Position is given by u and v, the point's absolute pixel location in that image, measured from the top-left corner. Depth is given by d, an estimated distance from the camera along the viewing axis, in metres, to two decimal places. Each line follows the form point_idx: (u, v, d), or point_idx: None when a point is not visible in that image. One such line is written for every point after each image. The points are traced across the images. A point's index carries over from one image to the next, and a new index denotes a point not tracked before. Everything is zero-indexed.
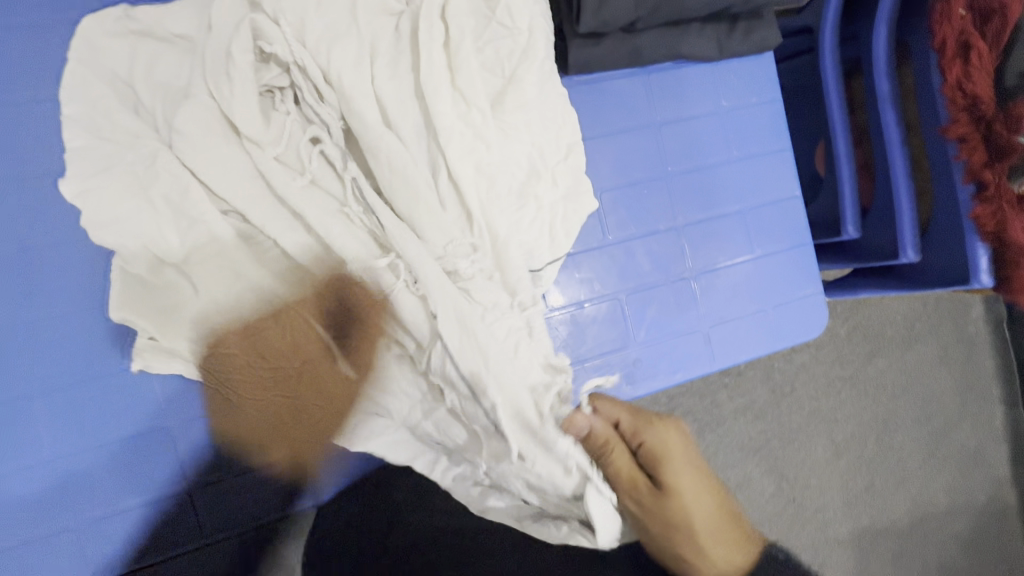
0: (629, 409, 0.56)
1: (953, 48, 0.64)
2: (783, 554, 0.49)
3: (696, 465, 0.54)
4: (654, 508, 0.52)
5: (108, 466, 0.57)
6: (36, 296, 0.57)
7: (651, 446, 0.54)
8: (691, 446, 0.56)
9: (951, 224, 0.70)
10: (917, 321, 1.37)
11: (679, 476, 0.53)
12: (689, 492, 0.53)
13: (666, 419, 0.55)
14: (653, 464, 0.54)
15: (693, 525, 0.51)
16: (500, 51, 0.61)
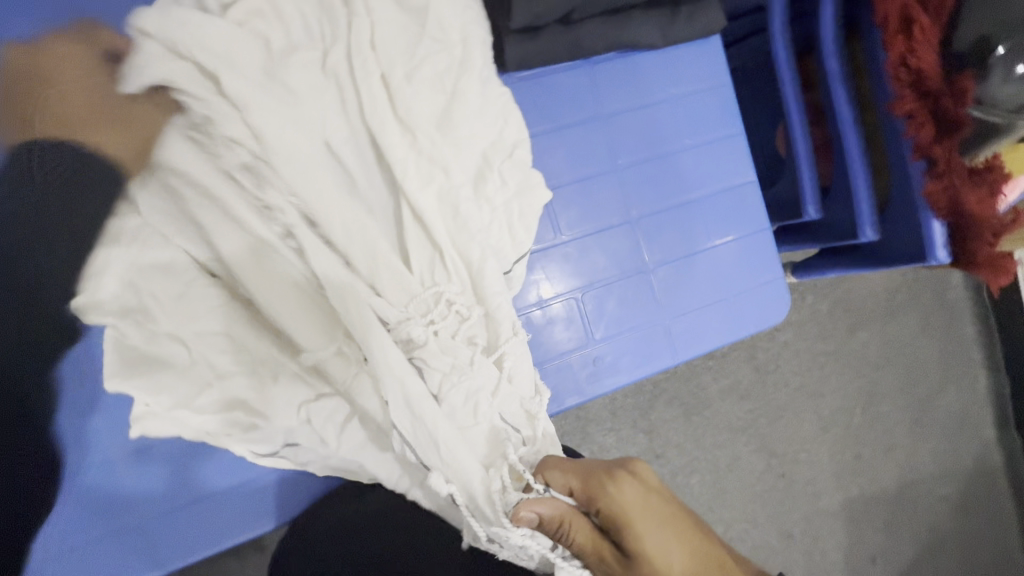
0: (580, 468, 0.46)
1: (895, 23, 0.63)
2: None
3: (670, 521, 0.42)
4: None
5: (53, 503, 0.55)
6: None
7: (608, 512, 0.43)
8: (661, 495, 0.43)
9: (905, 200, 0.70)
10: (896, 292, 1.37)
11: (649, 541, 0.41)
12: (666, 565, 0.41)
13: (621, 475, 0.44)
14: (618, 534, 0.43)
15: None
16: (436, 68, 0.59)
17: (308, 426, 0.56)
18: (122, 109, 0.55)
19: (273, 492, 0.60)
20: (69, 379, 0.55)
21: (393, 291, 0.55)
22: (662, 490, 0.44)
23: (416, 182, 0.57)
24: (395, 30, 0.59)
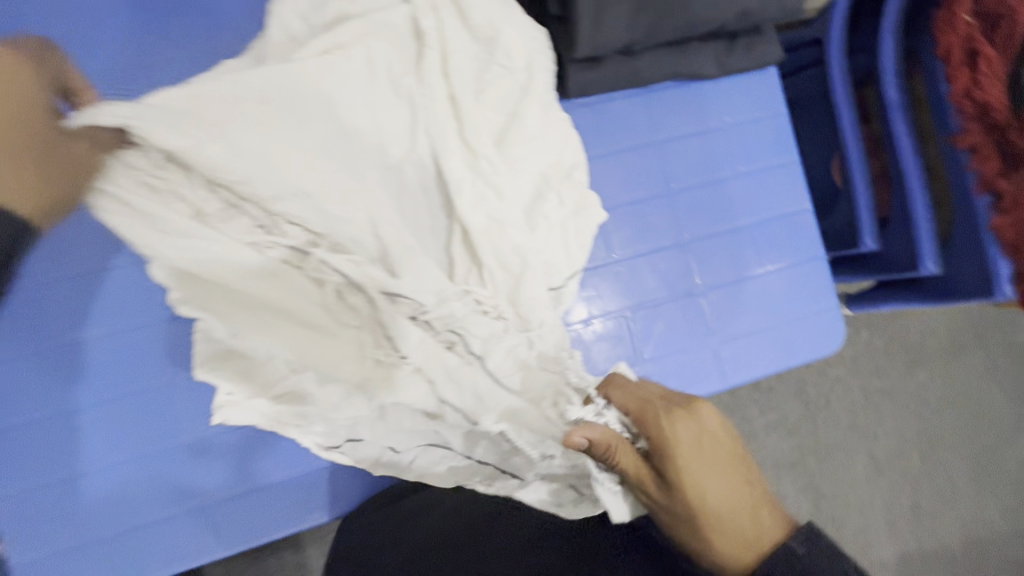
0: (636, 397, 0.51)
1: (960, 56, 0.63)
2: (801, 549, 0.41)
3: (713, 454, 0.47)
4: (664, 503, 0.46)
5: (127, 484, 0.59)
6: (62, 324, 0.60)
7: (656, 439, 0.48)
8: (711, 434, 0.47)
9: (969, 233, 0.68)
10: (961, 332, 1.31)
11: (690, 467, 0.46)
12: (702, 489, 0.45)
13: (677, 408, 0.48)
14: (662, 458, 0.47)
15: (710, 518, 0.45)
16: (501, 91, 0.62)
17: (362, 425, 0.59)
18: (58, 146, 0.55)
19: (324, 488, 0.63)
20: (168, 361, 0.61)
21: (451, 296, 0.57)
22: (714, 431, 0.47)
23: (476, 201, 0.59)
24: (467, 56, 0.62)
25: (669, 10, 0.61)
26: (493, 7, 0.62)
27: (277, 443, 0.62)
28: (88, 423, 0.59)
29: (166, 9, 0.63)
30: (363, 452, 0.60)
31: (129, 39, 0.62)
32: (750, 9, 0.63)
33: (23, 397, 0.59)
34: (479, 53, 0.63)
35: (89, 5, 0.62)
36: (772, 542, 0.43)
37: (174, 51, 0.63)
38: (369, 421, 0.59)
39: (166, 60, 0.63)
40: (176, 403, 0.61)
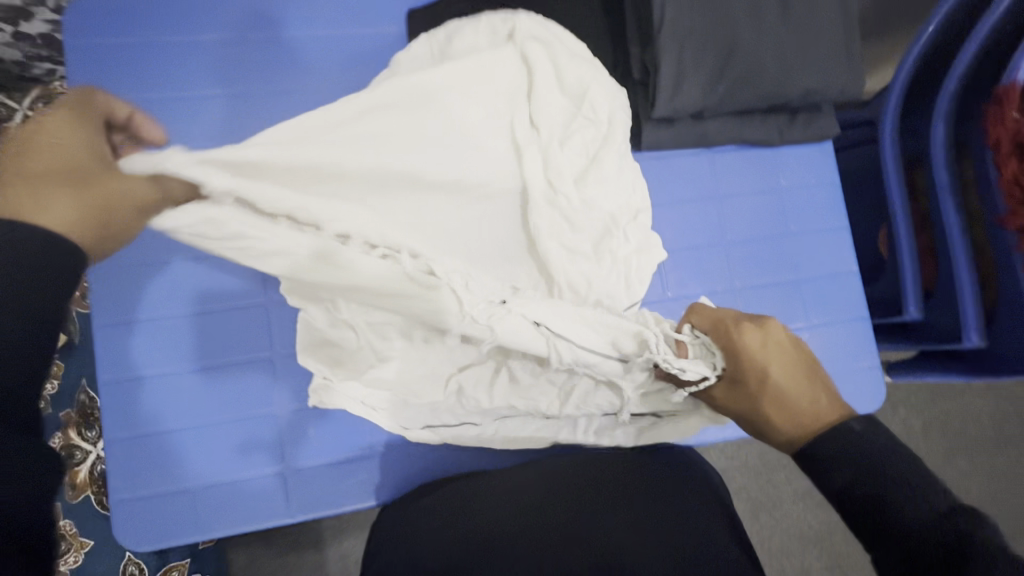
0: (710, 318, 0.57)
1: (1008, 146, 0.69)
2: (857, 427, 0.45)
3: (780, 352, 0.53)
4: (736, 397, 0.54)
5: (222, 442, 0.68)
6: (184, 297, 0.70)
7: (728, 346, 0.54)
8: (773, 335, 0.53)
9: (1015, 311, 0.72)
10: (1007, 422, 1.28)
11: (757, 362, 0.52)
12: (761, 380, 0.52)
13: (741, 318, 0.55)
14: (728, 357, 0.54)
15: (775, 401, 0.50)
16: (584, 138, 0.68)
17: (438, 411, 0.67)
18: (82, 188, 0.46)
19: (381, 473, 0.69)
20: (270, 340, 0.70)
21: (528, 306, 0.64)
22: (775, 333, 0.53)
23: (550, 231, 0.66)
24: (557, 108, 0.69)
25: (741, 86, 0.70)
26: (585, 69, 0.69)
27: (350, 423, 0.70)
28: (194, 386, 0.68)
29: (308, 46, 0.76)
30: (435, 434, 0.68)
31: (278, 69, 0.75)
32: (814, 90, 0.70)
33: (144, 356, 0.68)
34: (562, 106, 0.69)
35: (250, 38, 0.75)
36: (834, 416, 0.48)
37: (312, 82, 0.75)
38: (439, 415, 0.67)
39: (304, 89, 0.75)
40: (273, 376, 0.70)
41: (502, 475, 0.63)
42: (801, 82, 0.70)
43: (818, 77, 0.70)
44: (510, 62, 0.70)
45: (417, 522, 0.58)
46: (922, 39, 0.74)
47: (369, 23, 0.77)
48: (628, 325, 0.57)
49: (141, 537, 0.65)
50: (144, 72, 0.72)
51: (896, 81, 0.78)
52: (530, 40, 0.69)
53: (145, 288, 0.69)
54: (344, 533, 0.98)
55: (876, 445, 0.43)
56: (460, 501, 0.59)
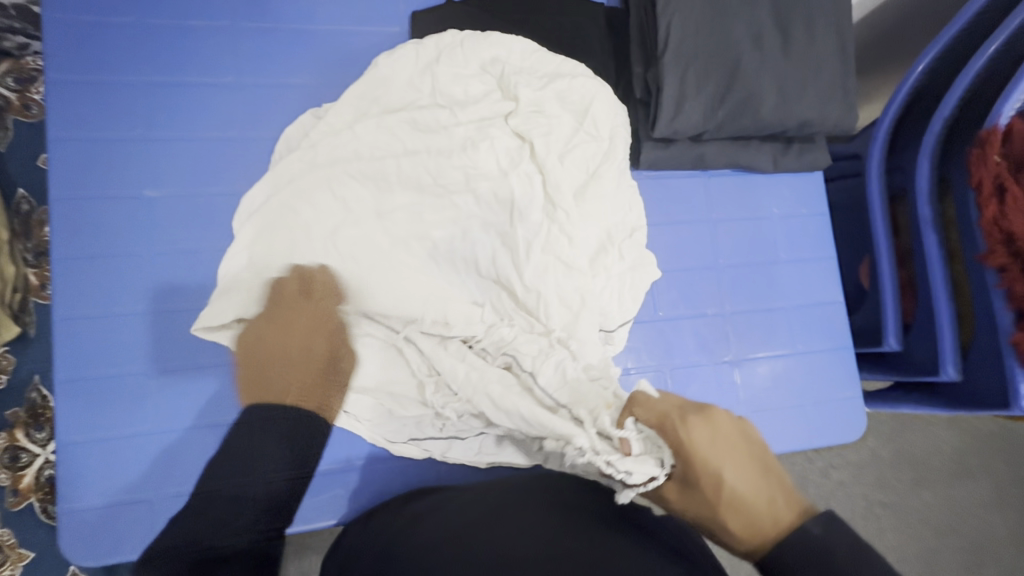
0: (654, 412, 0.51)
1: (989, 189, 0.71)
2: (817, 530, 0.41)
3: (732, 447, 0.46)
4: (690, 500, 0.47)
5: (185, 452, 0.63)
6: (153, 292, 0.65)
7: (675, 445, 0.48)
8: (723, 432, 0.47)
9: (988, 346, 0.74)
10: (968, 455, 1.32)
11: (709, 464, 0.46)
12: (710, 483, 0.46)
13: (692, 412, 0.48)
14: (679, 460, 0.47)
15: (734, 510, 0.44)
16: (586, 153, 0.67)
17: (425, 424, 0.65)
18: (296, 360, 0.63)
19: (356, 488, 0.66)
20: None
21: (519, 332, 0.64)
22: (727, 429, 0.47)
23: (542, 249, 0.64)
24: (558, 122, 0.67)
25: (740, 113, 0.70)
26: (588, 85, 0.68)
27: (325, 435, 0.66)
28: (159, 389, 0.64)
29: (305, 40, 0.73)
30: (419, 448, 0.66)
31: (276, 62, 0.72)
32: (810, 121, 0.72)
33: (107, 354, 0.63)
34: (562, 120, 0.67)
35: (248, 28, 0.72)
36: (789, 522, 0.43)
37: (310, 77, 0.73)
38: (427, 431, 0.65)
39: (301, 84, 0.72)
40: (246, 381, 0.66)
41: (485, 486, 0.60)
42: (799, 113, 0.71)
43: (815, 108, 0.71)
44: (513, 71, 0.68)
45: (380, 537, 0.56)
46: (910, 80, 0.77)
47: (373, 22, 0.75)
48: (557, 426, 0.55)
49: (86, 551, 0.60)
50: (132, 53, 0.69)
51: (884, 118, 0.81)
52: (535, 54, 0.69)
53: (114, 282, 0.64)
54: (309, 549, 0.94)
55: (837, 544, 0.40)
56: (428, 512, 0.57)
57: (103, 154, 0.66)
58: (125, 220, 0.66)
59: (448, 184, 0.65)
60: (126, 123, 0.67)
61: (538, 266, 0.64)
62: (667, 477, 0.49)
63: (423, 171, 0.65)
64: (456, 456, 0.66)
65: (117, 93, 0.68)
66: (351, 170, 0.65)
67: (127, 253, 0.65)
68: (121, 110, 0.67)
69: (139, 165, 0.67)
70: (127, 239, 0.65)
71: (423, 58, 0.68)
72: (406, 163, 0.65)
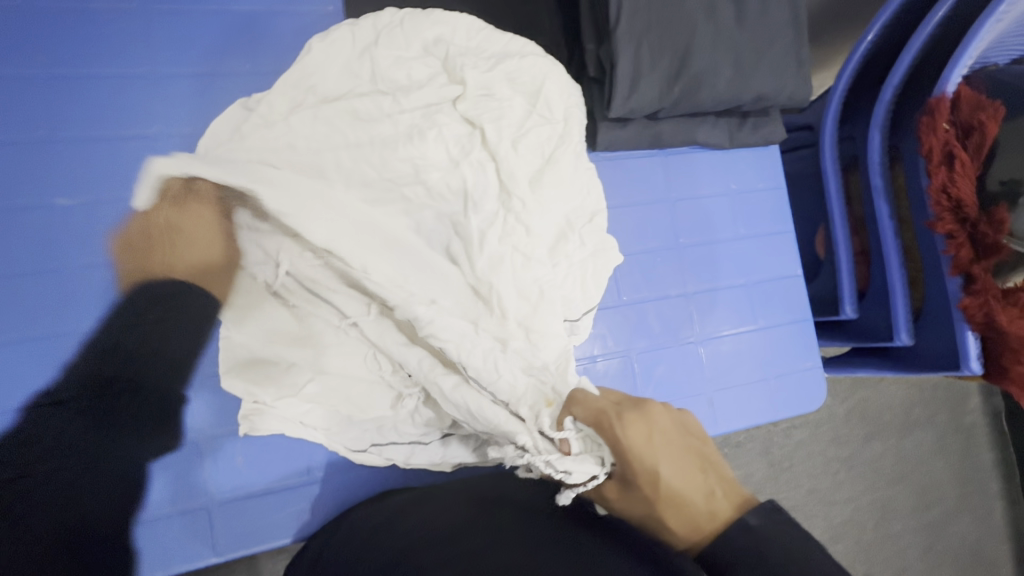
0: (592, 410, 0.51)
1: (938, 157, 0.71)
2: (754, 521, 0.41)
3: (667, 444, 0.47)
4: (631, 500, 0.47)
5: (127, 476, 0.58)
6: (75, 308, 0.59)
7: (614, 445, 0.48)
8: (659, 429, 0.48)
9: (939, 310, 0.76)
10: (916, 406, 1.39)
11: (646, 460, 0.46)
12: (648, 481, 0.46)
13: (629, 411, 0.49)
14: (617, 460, 0.48)
15: (674, 505, 0.45)
16: (540, 137, 0.64)
17: (389, 429, 0.63)
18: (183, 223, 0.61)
19: (322, 500, 0.63)
20: (188, 358, 0.62)
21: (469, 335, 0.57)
22: (662, 426, 0.48)
23: (492, 246, 0.61)
24: (509, 106, 0.63)
25: (696, 89, 0.68)
26: (539, 65, 0.65)
27: (286, 450, 0.63)
28: (92, 416, 0.58)
29: (228, 24, 0.67)
30: (384, 456, 0.63)
31: (199, 50, 0.65)
32: (766, 94, 0.70)
33: (28, 382, 0.57)
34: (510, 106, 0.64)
35: (163, 12, 0.65)
36: (727, 513, 0.43)
37: (238, 64, 0.66)
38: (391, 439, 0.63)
39: (229, 72, 0.66)
40: (191, 395, 0.61)
41: (457, 488, 0.59)
42: (753, 87, 0.70)
43: (769, 81, 0.70)
44: (457, 50, 0.64)
45: (344, 548, 0.53)
46: (861, 48, 0.76)
47: (304, 1, 0.69)
48: (499, 426, 0.55)
49: None
50: (34, 45, 0.61)
51: (837, 88, 0.80)
52: (482, 32, 0.65)
53: (31, 303, 0.58)
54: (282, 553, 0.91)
55: (770, 538, 0.39)
56: (397, 517, 0.55)
57: (9, 159, 0.59)
58: (37, 233, 0.59)
59: (395, 174, 0.61)
60: (26, 123, 0.60)
61: (490, 256, 0.60)
62: (607, 476, 0.49)
63: (366, 162, 0.61)
64: (420, 461, 0.63)
65: (13, 89, 0.60)
66: (288, 166, 0.60)
67: (40, 267, 0.59)
68: (18, 109, 0.60)
69: (46, 170, 0.60)
70: (45, 253, 0.59)
71: (360, 39, 0.63)
72: (348, 154, 0.61)
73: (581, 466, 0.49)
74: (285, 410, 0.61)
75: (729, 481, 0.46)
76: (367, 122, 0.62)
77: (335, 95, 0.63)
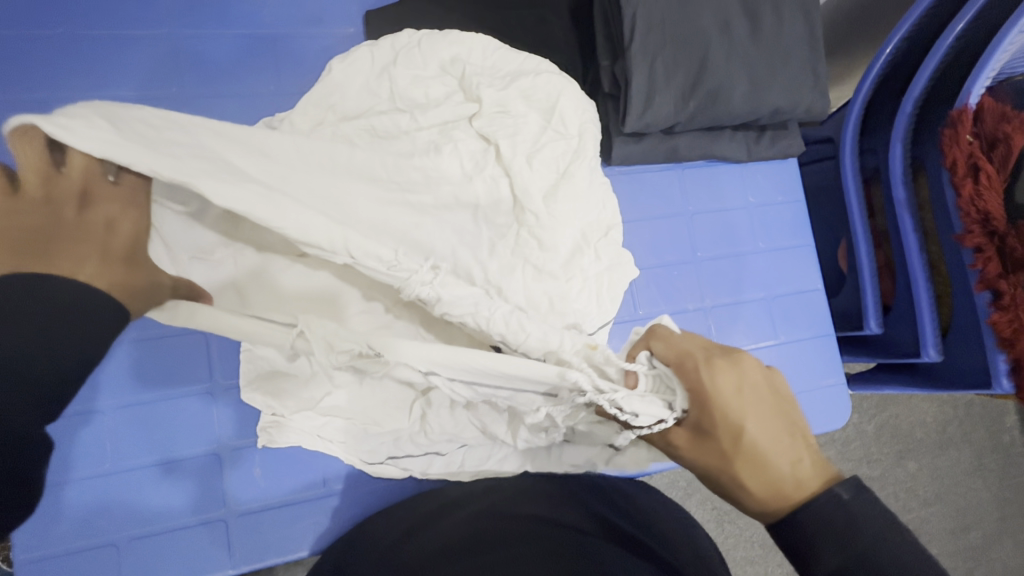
0: (675, 350, 0.44)
1: (964, 168, 0.70)
2: (847, 495, 0.38)
3: (756, 397, 0.42)
4: (703, 451, 0.42)
5: (150, 487, 0.60)
6: None
7: (696, 390, 0.42)
8: (749, 380, 0.42)
9: (968, 325, 0.74)
10: (949, 424, 1.34)
11: (731, 412, 0.41)
12: (731, 433, 0.41)
13: (720, 356, 0.42)
14: (698, 406, 0.42)
15: (754, 465, 0.40)
16: (555, 152, 0.64)
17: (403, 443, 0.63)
18: (94, 220, 0.46)
19: (338, 513, 0.64)
20: (209, 370, 0.64)
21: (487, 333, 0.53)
22: (754, 378, 0.42)
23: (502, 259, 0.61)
24: (524, 122, 0.64)
25: (711, 103, 0.68)
26: (553, 81, 0.66)
27: (305, 462, 0.64)
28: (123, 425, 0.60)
29: (252, 48, 0.69)
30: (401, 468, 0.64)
31: (225, 72, 0.68)
32: (782, 108, 0.70)
33: None
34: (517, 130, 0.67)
35: (191, 38, 0.68)
36: (816, 484, 0.39)
37: (262, 85, 0.69)
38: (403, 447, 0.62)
39: (253, 93, 0.68)
40: (212, 409, 0.63)
41: (473, 501, 0.59)
42: (770, 100, 0.69)
43: (787, 94, 0.70)
44: (472, 68, 0.65)
45: (361, 559, 0.53)
46: (880, 61, 0.75)
47: (325, 25, 0.72)
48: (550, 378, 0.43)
49: None
50: (72, 70, 0.64)
51: (856, 100, 0.79)
52: (496, 51, 0.66)
53: None
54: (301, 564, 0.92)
55: (866, 517, 0.37)
56: (416, 531, 0.56)
57: None
58: None
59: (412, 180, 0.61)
60: None
61: (502, 263, 0.61)
62: (677, 422, 0.43)
63: None
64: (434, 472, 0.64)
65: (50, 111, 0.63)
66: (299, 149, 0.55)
67: None
68: None
69: None
70: None
71: (379, 60, 0.65)
72: None
73: (651, 405, 0.42)
74: (304, 421, 0.61)
75: (815, 447, 0.41)
76: (385, 137, 0.63)
77: (354, 112, 0.65)
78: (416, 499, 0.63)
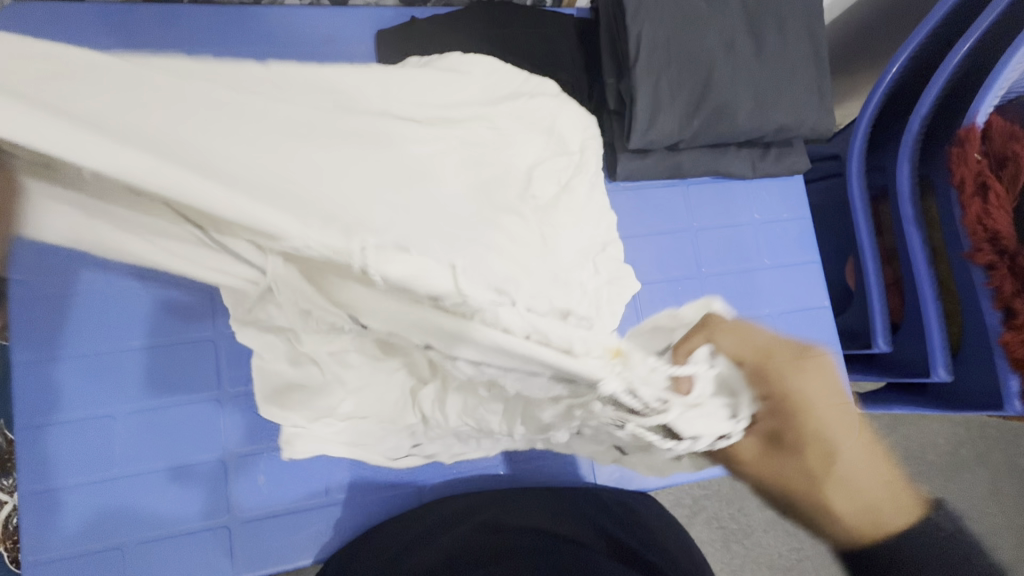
0: (747, 347, 0.42)
1: (972, 187, 0.69)
2: (949, 530, 0.38)
3: (843, 414, 0.41)
4: (778, 464, 0.41)
5: (155, 493, 0.61)
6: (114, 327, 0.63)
7: (776, 399, 0.41)
8: (838, 393, 0.42)
9: (978, 345, 0.73)
10: (964, 447, 1.31)
11: (821, 427, 0.40)
12: (821, 450, 0.40)
13: (804, 362, 0.42)
14: (782, 416, 0.41)
15: (844, 487, 0.39)
16: (559, 165, 0.63)
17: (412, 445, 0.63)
18: None
19: (340, 523, 0.64)
20: (217, 377, 0.65)
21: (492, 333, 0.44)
22: (841, 389, 0.42)
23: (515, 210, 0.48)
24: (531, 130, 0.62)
25: (715, 120, 0.69)
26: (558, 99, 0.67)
27: (308, 471, 0.64)
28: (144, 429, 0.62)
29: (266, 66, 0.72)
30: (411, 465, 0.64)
31: None
32: (787, 126, 0.71)
33: (67, 398, 0.61)
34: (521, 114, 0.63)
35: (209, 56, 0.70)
36: (910, 516, 0.38)
37: None
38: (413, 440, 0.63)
39: None
40: (218, 416, 0.63)
41: (474, 513, 0.60)
42: (774, 118, 0.70)
43: (791, 111, 0.70)
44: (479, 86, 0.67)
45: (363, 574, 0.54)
46: (886, 80, 0.76)
47: (338, 45, 0.74)
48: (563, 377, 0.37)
49: None
50: None
51: (862, 119, 0.79)
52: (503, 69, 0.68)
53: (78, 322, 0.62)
54: None
55: (958, 544, 0.37)
56: (416, 544, 0.56)
57: None
58: None
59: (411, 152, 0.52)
60: None
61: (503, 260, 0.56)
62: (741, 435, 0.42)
63: None
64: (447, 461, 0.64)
65: None
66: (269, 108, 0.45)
67: None
68: None
69: None
70: None
71: None
72: None
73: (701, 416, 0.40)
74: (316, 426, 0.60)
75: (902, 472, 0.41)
76: None
77: None
78: (418, 509, 0.64)
